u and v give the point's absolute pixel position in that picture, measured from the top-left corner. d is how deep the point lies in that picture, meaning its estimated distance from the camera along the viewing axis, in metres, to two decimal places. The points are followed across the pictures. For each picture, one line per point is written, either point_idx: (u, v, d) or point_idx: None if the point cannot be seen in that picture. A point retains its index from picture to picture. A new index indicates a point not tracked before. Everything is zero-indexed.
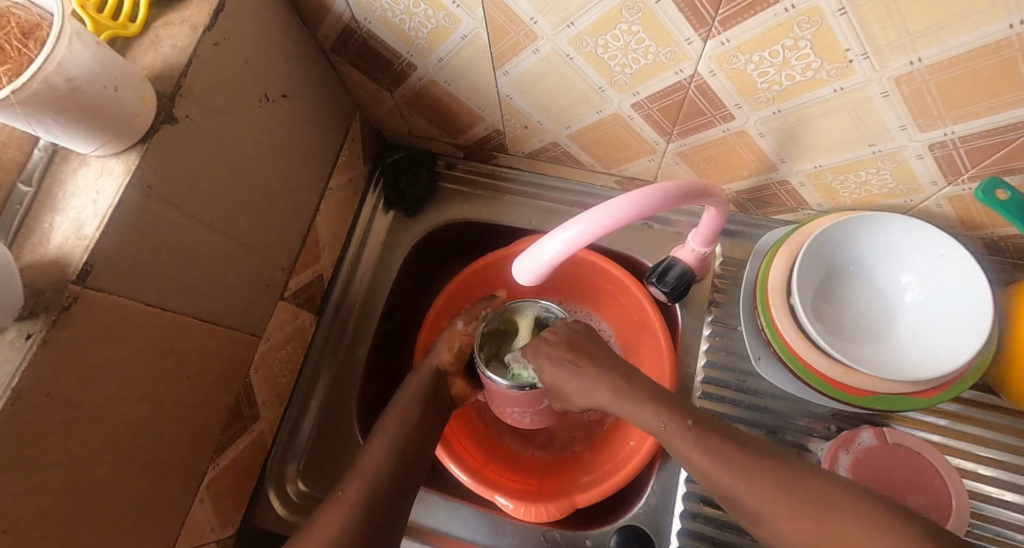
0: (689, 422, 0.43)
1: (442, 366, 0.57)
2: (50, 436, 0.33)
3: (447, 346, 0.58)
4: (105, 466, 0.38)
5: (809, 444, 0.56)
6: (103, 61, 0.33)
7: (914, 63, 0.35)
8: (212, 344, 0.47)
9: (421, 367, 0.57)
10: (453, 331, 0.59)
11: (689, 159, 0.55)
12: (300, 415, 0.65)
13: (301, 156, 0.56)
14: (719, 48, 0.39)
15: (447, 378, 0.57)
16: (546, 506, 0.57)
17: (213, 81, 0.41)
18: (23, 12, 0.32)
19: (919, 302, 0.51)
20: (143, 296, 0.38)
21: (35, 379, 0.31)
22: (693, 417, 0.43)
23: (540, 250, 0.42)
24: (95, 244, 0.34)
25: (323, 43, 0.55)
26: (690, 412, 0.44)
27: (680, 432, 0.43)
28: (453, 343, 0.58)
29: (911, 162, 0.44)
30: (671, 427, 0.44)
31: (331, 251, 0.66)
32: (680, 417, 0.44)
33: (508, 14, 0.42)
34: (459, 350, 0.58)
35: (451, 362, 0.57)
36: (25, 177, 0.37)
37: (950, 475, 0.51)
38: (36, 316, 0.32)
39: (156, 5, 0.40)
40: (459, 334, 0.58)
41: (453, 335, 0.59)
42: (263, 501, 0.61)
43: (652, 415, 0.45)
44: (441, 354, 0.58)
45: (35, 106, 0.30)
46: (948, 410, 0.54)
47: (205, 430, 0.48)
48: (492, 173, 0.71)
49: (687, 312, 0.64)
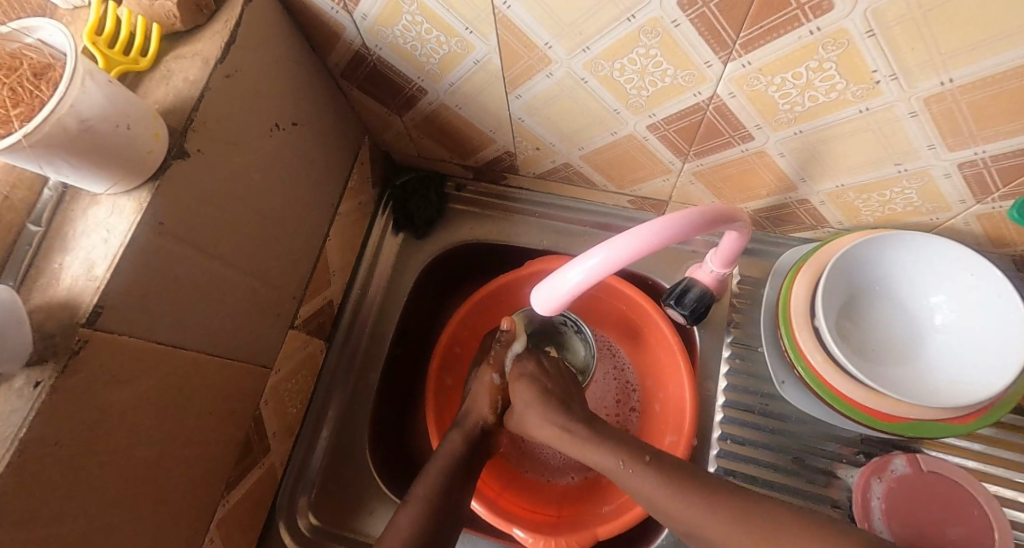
0: (646, 458, 0.48)
1: (486, 422, 0.59)
2: (59, 484, 0.32)
3: (487, 402, 0.60)
4: (112, 511, 0.37)
5: (838, 471, 0.54)
6: (116, 99, 0.32)
7: (945, 83, 0.33)
8: (222, 378, 0.46)
9: (465, 425, 0.58)
10: (486, 383, 0.61)
11: (705, 179, 0.54)
12: (310, 445, 0.63)
13: (311, 183, 0.55)
14: (740, 70, 0.38)
15: (494, 435, 0.59)
16: (564, 539, 0.55)
17: (224, 115, 0.40)
18: (35, 53, 0.31)
19: (950, 324, 0.49)
20: (152, 335, 0.37)
21: (42, 429, 0.30)
22: (650, 454, 0.48)
23: (562, 278, 0.41)
24: (105, 286, 0.33)
25: (333, 69, 0.54)
26: (645, 450, 0.48)
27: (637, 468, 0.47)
28: (494, 400, 0.60)
29: (939, 181, 0.43)
30: (628, 464, 0.48)
31: (341, 276, 0.65)
32: (638, 454, 0.48)
33: (522, 39, 0.42)
34: (499, 406, 0.60)
35: (493, 418, 0.59)
36: (34, 217, 0.36)
37: (991, 506, 0.48)
38: (45, 362, 0.31)
39: (167, 38, 0.40)
40: (496, 388, 0.60)
41: (487, 388, 0.61)
42: (273, 536, 0.60)
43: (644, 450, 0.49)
44: (482, 410, 0.59)
45: (46, 148, 0.29)
46: (984, 434, 0.53)
47: (217, 467, 0.47)
48: (503, 194, 0.71)
49: (705, 333, 0.63)
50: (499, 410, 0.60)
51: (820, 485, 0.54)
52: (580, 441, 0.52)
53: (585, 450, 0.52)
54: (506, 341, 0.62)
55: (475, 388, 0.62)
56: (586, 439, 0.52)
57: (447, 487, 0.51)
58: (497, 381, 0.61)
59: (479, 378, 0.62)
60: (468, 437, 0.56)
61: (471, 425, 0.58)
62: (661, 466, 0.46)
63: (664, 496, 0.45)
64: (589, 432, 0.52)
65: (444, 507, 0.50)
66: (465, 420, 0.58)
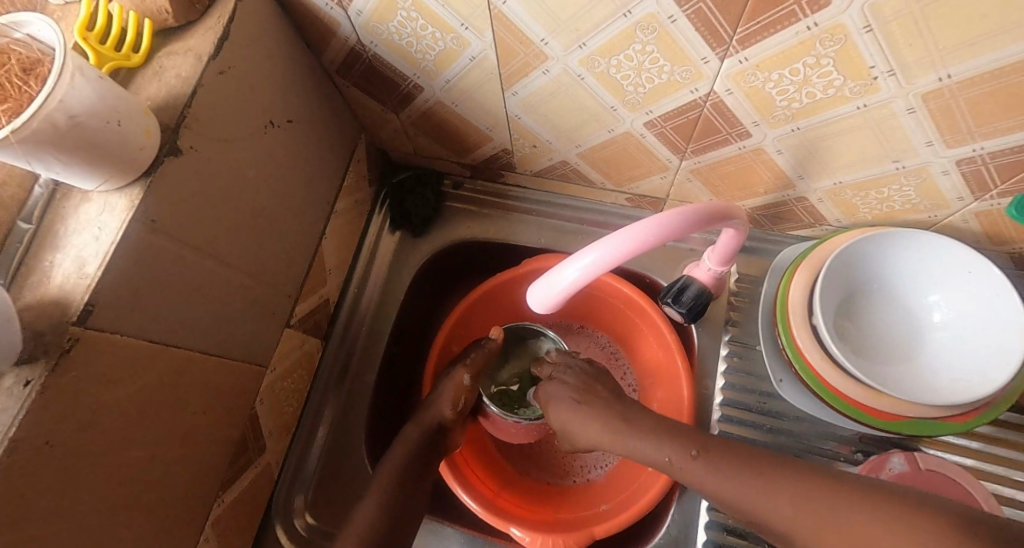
0: (695, 452, 0.44)
1: (444, 420, 0.57)
2: (51, 483, 0.32)
3: (452, 402, 0.58)
4: (105, 511, 0.37)
5: (835, 469, 0.54)
6: (106, 96, 0.32)
7: (943, 79, 0.33)
8: (217, 377, 0.45)
9: (423, 419, 0.57)
10: (458, 385, 0.58)
11: (703, 176, 0.53)
12: (306, 444, 0.63)
13: (307, 181, 0.55)
14: (737, 66, 0.38)
15: (448, 433, 0.58)
16: (561, 537, 0.55)
17: (218, 112, 0.40)
18: (24, 48, 0.31)
19: (949, 322, 0.49)
20: (145, 333, 0.37)
21: (33, 428, 0.30)
22: (698, 447, 0.45)
23: (558, 276, 0.40)
24: (97, 284, 0.33)
25: (328, 66, 0.54)
26: (693, 441, 0.45)
27: (689, 465, 0.44)
28: (457, 399, 0.58)
29: (938, 178, 0.43)
30: (676, 459, 0.45)
31: (337, 275, 0.65)
32: (685, 447, 0.45)
33: (517, 35, 0.41)
34: (462, 407, 0.58)
35: (452, 418, 0.58)
36: (26, 214, 0.36)
37: (991, 503, 0.48)
38: (36, 361, 0.31)
39: (159, 34, 0.40)
40: (465, 390, 0.58)
41: (456, 387, 0.58)
42: (269, 535, 0.60)
43: (691, 441, 0.45)
44: (444, 410, 0.58)
45: (35, 144, 0.29)
46: (981, 432, 0.52)
47: (211, 466, 0.47)
48: (500, 192, 0.70)
49: (702, 331, 0.62)
50: (460, 409, 0.58)
51: None
52: (621, 434, 0.50)
53: (624, 439, 0.49)
54: (490, 349, 0.60)
55: (441, 382, 0.59)
56: (626, 430, 0.50)
57: (405, 478, 0.53)
58: (468, 384, 0.58)
59: (448, 374, 0.60)
60: (426, 433, 0.56)
61: (428, 419, 0.57)
62: (712, 459, 0.43)
63: (716, 484, 0.42)
64: (624, 422, 0.50)
65: (403, 497, 0.52)
66: (424, 413, 0.57)
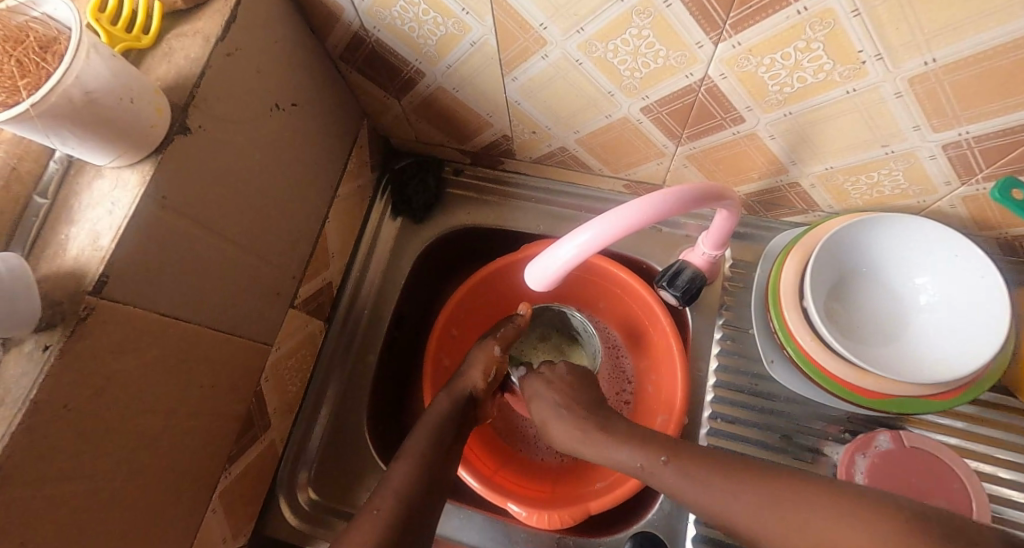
0: (664, 458, 0.45)
1: (474, 390, 0.58)
2: (67, 445, 0.33)
3: (482, 371, 0.58)
4: (117, 477, 0.38)
5: (824, 448, 0.56)
6: (119, 73, 0.33)
7: (929, 63, 0.34)
8: (222, 352, 0.46)
9: (453, 388, 0.57)
10: (489, 355, 0.59)
11: (698, 162, 0.55)
12: (310, 422, 0.65)
13: (310, 164, 0.56)
14: (731, 51, 0.39)
15: (479, 403, 0.58)
16: (558, 512, 0.56)
17: (225, 93, 0.41)
18: (41, 26, 0.32)
19: (934, 305, 0.50)
20: (155, 306, 0.38)
21: (52, 392, 0.32)
22: (668, 451, 0.45)
23: (553, 254, 0.41)
24: (111, 256, 0.34)
25: (332, 51, 0.55)
26: (664, 449, 0.45)
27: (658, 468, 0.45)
28: (489, 370, 0.59)
29: (925, 163, 0.44)
30: (649, 465, 0.46)
31: (340, 258, 0.66)
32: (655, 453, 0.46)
33: (517, 19, 0.42)
34: (492, 377, 0.59)
35: (483, 387, 0.58)
36: (41, 189, 0.37)
37: (971, 480, 0.50)
38: (53, 327, 0.32)
39: (168, 17, 0.41)
40: (494, 359, 0.59)
41: (487, 358, 0.59)
42: (274, 510, 0.61)
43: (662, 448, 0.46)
44: (474, 379, 0.58)
45: (53, 118, 0.30)
46: (965, 412, 0.54)
47: (219, 439, 0.49)
48: (500, 179, 0.71)
49: (697, 315, 0.64)
50: (489, 380, 0.59)
51: (807, 462, 0.56)
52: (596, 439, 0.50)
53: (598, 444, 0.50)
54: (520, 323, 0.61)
55: (473, 352, 0.60)
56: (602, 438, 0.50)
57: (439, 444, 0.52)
58: (500, 354, 0.60)
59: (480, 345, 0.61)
60: (455, 400, 0.56)
61: (459, 389, 0.57)
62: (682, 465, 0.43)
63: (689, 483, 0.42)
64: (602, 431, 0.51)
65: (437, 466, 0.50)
66: (454, 382, 0.58)
